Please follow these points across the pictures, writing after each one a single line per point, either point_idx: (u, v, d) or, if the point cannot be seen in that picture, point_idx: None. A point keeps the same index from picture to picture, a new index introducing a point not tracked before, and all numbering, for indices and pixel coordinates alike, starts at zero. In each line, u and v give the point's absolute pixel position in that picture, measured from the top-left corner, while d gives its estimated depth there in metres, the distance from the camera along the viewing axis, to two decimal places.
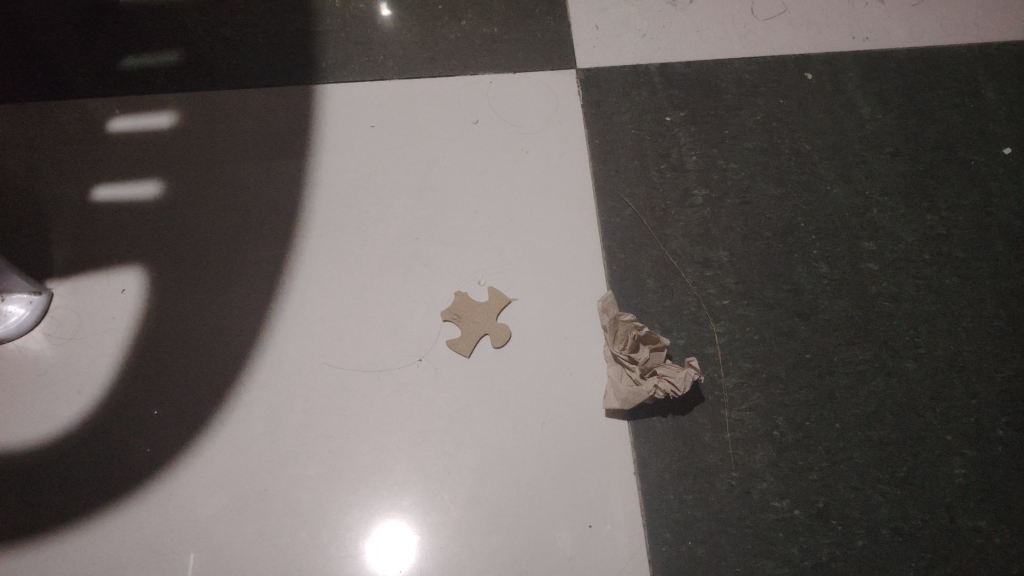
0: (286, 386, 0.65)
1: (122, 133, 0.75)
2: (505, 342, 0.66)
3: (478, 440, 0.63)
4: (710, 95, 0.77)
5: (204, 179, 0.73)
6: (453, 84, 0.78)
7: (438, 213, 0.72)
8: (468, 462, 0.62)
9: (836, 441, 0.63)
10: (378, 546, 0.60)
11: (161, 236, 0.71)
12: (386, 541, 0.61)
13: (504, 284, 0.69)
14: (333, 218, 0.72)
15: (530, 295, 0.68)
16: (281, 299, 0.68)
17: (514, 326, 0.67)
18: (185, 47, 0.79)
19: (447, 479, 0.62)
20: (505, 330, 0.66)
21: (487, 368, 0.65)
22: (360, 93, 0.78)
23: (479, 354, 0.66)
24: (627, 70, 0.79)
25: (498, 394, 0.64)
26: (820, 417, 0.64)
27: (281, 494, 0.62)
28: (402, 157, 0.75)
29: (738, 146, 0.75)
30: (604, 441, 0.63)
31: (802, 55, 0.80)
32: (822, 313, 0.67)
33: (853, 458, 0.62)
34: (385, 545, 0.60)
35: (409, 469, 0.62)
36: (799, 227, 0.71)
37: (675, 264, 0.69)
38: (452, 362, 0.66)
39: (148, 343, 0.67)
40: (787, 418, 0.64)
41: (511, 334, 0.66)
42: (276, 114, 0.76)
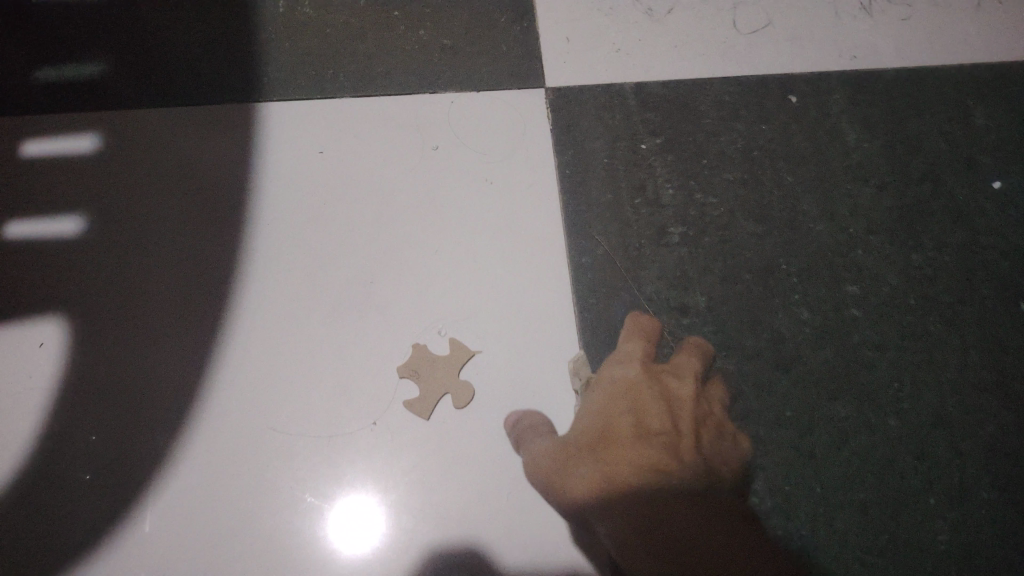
0: (227, 453, 0.59)
1: (39, 159, 0.67)
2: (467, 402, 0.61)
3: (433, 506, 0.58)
4: (688, 119, 0.72)
5: (134, 213, 0.66)
6: (411, 104, 0.72)
7: (394, 254, 0.66)
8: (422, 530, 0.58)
9: (817, 506, 0.59)
10: (349, 519, 0.58)
11: (86, 279, 0.64)
12: (349, 515, 0.58)
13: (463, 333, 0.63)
14: (278, 258, 0.65)
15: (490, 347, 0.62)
16: (221, 352, 0.62)
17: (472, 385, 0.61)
18: (110, 57, 0.71)
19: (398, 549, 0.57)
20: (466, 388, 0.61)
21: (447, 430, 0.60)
22: (308, 112, 0.70)
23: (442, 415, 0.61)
24: (600, 90, 0.73)
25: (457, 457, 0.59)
26: (801, 479, 0.60)
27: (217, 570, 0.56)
28: (355, 188, 0.68)
29: (717, 177, 0.70)
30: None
31: (784, 76, 0.75)
32: (804, 364, 0.63)
33: (835, 525, 0.58)
34: (353, 511, 0.58)
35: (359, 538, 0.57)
36: (781, 268, 0.66)
37: (650, 310, 0.64)
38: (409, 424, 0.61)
39: (70, 402, 0.60)
40: (767, 482, 0.59)
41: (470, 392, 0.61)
42: (213, 138, 0.69)
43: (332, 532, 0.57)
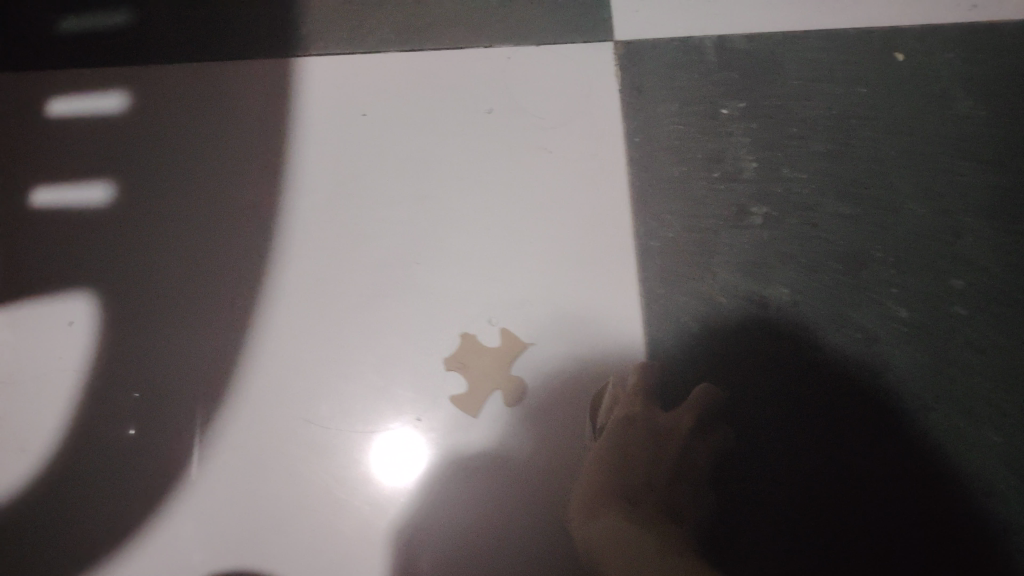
0: (259, 446, 0.55)
1: (67, 120, 0.63)
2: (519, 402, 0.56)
3: (481, 511, 0.53)
4: (775, 80, 0.63)
5: (164, 180, 0.62)
6: (461, 59, 0.64)
7: (441, 231, 0.60)
8: (467, 535, 0.52)
9: (897, 525, 0.50)
10: (392, 452, 0.55)
11: (113, 253, 0.60)
12: (391, 449, 0.55)
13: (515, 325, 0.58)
14: (316, 234, 0.60)
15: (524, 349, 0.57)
16: (254, 335, 0.58)
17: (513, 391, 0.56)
18: (137, 5, 0.66)
19: (440, 554, 0.52)
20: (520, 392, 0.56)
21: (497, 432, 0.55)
22: (349, 68, 0.64)
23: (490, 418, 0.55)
24: (674, 44, 0.65)
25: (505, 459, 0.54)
26: (879, 495, 0.51)
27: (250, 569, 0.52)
28: (399, 157, 0.62)
29: (806, 149, 0.61)
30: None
31: (889, 29, 0.65)
32: (892, 367, 0.55)
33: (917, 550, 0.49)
34: (393, 462, 0.55)
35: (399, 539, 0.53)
36: (873, 257, 0.58)
37: (723, 303, 0.57)
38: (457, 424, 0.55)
39: (98, 385, 0.57)
40: (837, 493, 0.51)
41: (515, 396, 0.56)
42: (248, 98, 0.64)
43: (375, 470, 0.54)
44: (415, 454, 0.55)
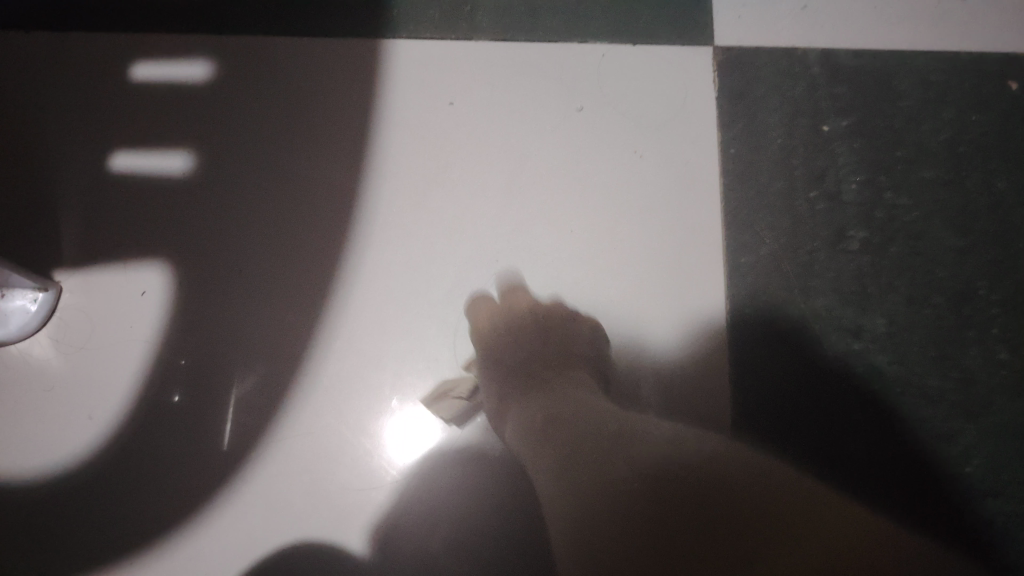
0: (329, 434, 0.54)
1: (154, 86, 0.61)
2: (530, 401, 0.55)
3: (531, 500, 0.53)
4: (883, 98, 0.61)
5: (245, 154, 0.60)
6: (556, 52, 0.62)
7: (525, 228, 0.58)
8: (499, 512, 0.53)
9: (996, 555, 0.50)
10: (401, 427, 0.54)
11: (189, 225, 0.58)
12: (403, 430, 0.54)
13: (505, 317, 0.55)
14: (397, 222, 0.58)
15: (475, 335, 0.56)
16: (327, 321, 0.56)
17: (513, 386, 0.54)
18: None
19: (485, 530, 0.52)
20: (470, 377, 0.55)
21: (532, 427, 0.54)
22: (438, 53, 0.62)
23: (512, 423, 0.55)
24: (779, 54, 0.62)
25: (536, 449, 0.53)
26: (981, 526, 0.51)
27: (302, 547, 0.52)
28: (486, 148, 0.60)
29: (914, 174, 0.59)
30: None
31: (1008, 55, 0.62)
32: (994, 415, 0.53)
33: None
34: (405, 437, 0.54)
35: (424, 506, 0.53)
36: (979, 295, 0.56)
37: (818, 328, 0.55)
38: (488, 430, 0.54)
39: (166, 357, 0.55)
40: (934, 520, 0.51)
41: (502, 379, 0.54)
42: (334, 77, 0.62)
43: (388, 442, 0.54)
44: (422, 432, 0.54)
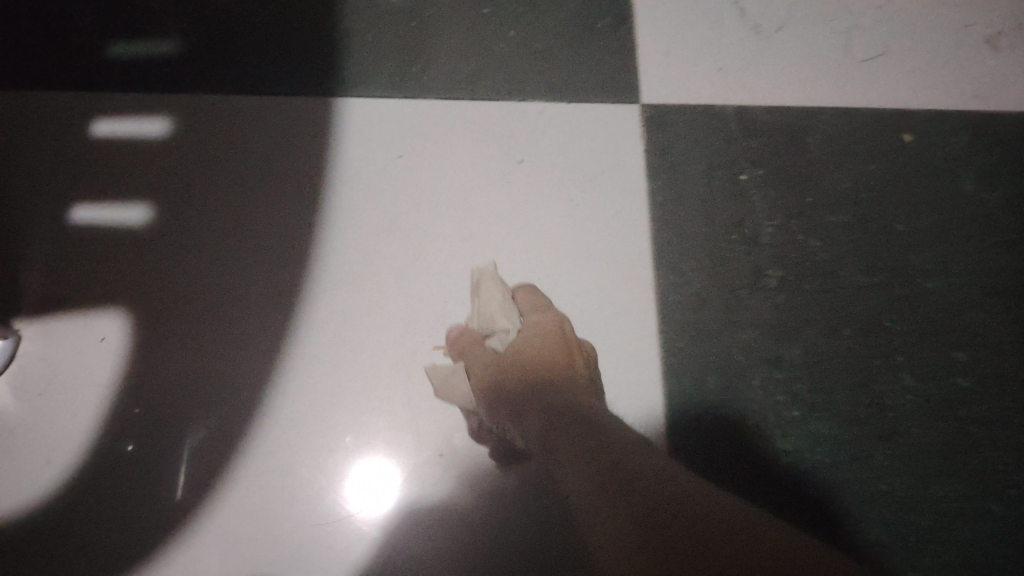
0: (285, 473, 0.56)
1: (111, 142, 0.64)
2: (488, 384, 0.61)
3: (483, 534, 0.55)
4: (793, 150, 0.67)
5: (202, 205, 0.63)
6: (498, 110, 0.67)
7: (471, 273, 0.62)
8: (453, 548, 0.55)
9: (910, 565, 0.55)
10: (363, 473, 0.57)
11: (147, 273, 0.61)
12: (366, 474, 0.57)
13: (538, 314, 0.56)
14: (350, 268, 0.62)
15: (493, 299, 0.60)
16: (283, 364, 0.59)
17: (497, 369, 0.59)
18: (186, 36, 0.68)
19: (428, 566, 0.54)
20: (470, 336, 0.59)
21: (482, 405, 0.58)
22: (387, 111, 0.66)
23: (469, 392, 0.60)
24: (700, 111, 0.68)
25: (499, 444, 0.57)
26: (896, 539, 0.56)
27: None
28: (434, 197, 0.64)
29: (823, 219, 0.65)
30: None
31: (902, 110, 0.69)
32: (905, 437, 0.58)
33: None
34: (368, 481, 0.56)
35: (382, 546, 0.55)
36: (886, 327, 0.61)
37: (742, 360, 0.60)
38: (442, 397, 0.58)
39: (125, 404, 0.57)
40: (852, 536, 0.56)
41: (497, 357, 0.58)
42: (289, 133, 0.66)
43: (351, 484, 0.56)
44: (384, 477, 0.56)
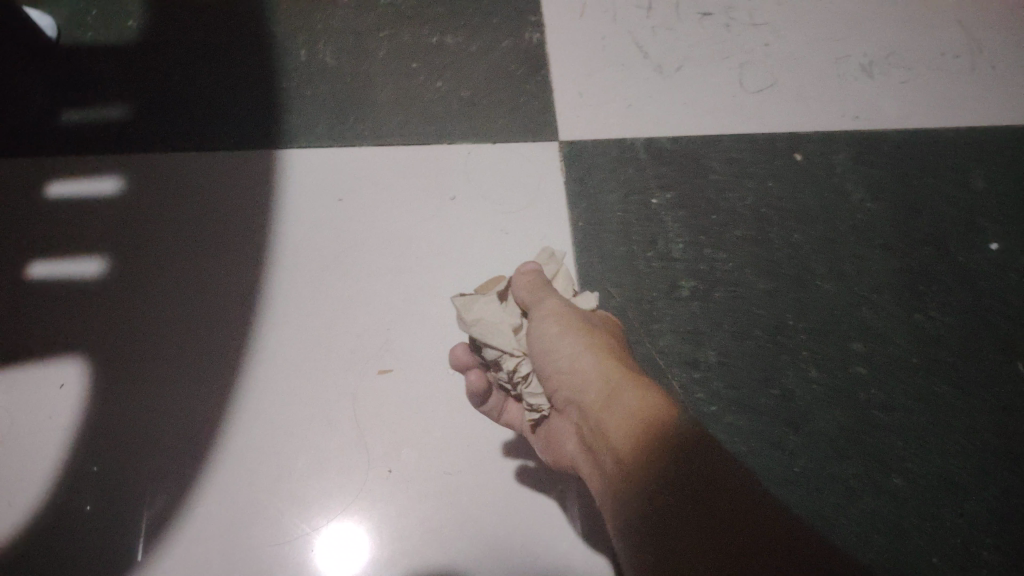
0: (240, 499, 0.59)
1: (64, 200, 0.68)
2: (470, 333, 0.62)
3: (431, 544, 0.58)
4: (698, 175, 0.74)
5: (154, 255, 0.67)
6: (429, 153, 0.73)
7: (411, 301, 0.67)
8: (402, 561, 0.58)
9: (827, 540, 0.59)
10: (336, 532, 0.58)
11: (104, 321, 0.64)
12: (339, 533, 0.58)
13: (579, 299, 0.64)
14: (298, 304, 0.66)
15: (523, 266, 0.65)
16: (237, 397, 0.62)
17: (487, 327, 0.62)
18: (133, 100, 0.73)
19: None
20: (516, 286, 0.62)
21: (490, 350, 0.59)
22: (326, 159, 0.72)
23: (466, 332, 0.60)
24: (613, 144, 0.75)
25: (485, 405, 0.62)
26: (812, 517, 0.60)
27: None
28: (373, 235, 0.70)
29: (727, 234, 0.71)
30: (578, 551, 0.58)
31: (793, 134, 0.77)
32: (812, 424, 0.63)
33: None
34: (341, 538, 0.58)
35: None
36: (789, 327, 0.68)
37: (662, 364, 0.65)
38: (478, 322, 0.58)
39: (83, 444, 0.60)
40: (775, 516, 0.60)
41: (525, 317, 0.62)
42: (235, 184, 0.70)
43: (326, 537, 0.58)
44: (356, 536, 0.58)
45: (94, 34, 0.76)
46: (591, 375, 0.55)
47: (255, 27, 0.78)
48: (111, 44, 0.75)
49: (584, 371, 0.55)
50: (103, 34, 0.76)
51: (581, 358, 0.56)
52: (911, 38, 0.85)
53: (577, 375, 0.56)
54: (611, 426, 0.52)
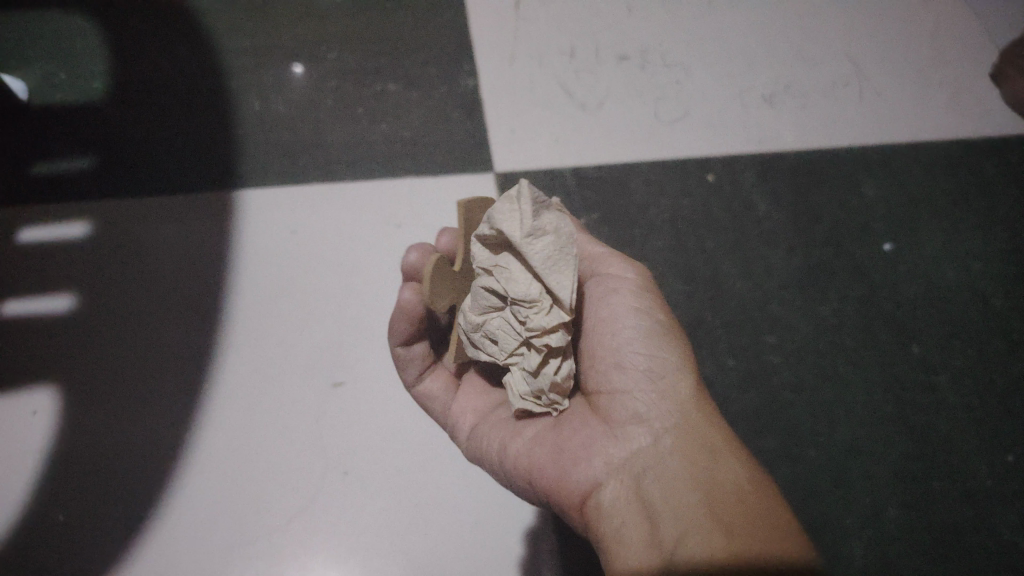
0: (207, 505, 0.65)
1: (34, 245, 0.74)
2: (481, 235, 0.55)
3: (391, 534, 0.65)
4: (621, 196, 0.82)
5: (124, 292, 0.74)
6: (375, 187, 0.80)
7: (361, 320, 0.74)
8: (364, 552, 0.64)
9: None
10: None
11: (76, 353, 0.70)
12: None
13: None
14: (256, 327, 0.72)
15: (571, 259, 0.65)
16: (202, 414, 0.68)
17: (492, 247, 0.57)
18: (99, 152, 0.79)
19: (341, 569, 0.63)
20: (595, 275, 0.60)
21: (521, 282, 0.53)
22: (279, 197, 0.78)
23: (488, 227, 0.54)
24: (543, 171, 0.82)
25: (412, 387, 0.67)
26: None
27: None
28: (326, 260, 0.76)
29: (648, 244, 0.79)
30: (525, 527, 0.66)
31: (703, 156, 0.86)
32: (732, 406, 0.71)
33: None
34: None
35: None
36: (708, 322, 0.76)
37: None
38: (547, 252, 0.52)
39: (63, 465, 0.66)
40: None
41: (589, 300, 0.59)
42: (196, 222, 0.77)
43: None
44: None
45: (62, 92, 0.82)
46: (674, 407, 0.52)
47: (210, 81, 0.84)
48: (78, 102, 0.82)
49: (680, 407, 0.53)
50: (69, 93, 0.82)
51: (677, 386, 0.53)
52: (808, 70, 0.94)
53: (664, 402, 0.53)
54: (714, 484, 0.48)
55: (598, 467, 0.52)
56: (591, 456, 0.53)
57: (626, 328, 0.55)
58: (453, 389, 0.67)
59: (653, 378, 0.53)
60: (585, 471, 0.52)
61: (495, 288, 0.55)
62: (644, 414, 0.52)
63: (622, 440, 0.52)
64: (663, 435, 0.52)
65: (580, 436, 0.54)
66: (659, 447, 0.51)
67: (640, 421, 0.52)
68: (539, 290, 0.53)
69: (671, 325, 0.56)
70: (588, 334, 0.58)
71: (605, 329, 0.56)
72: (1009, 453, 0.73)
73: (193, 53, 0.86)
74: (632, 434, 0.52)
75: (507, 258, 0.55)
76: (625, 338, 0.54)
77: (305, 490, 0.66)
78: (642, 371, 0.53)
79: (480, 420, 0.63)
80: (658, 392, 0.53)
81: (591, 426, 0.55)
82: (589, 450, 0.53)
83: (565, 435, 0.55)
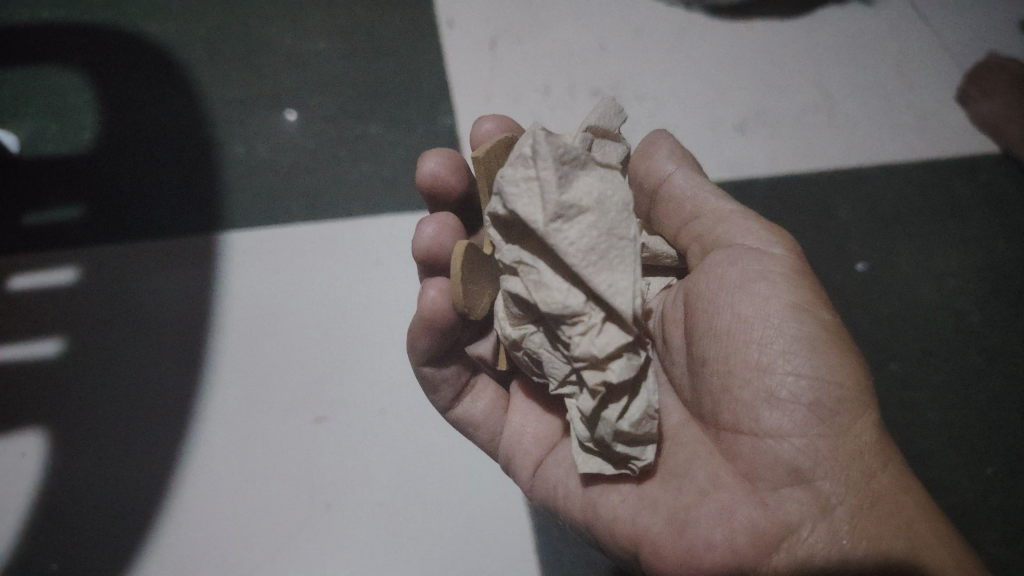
0: (194, 542, 0.66)
1: (25, 292, 0.76)
2: (497, 216, 0.56)
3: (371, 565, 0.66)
4: None
5: (108, 333, 0.75)
6: (359, 224, 0.82)
7: (342, 354, 0.75)
8: None
9: None
10: None
11: (63, 395, 0.72)
12: None
13: (657, 280, 0.65)
14: (240, 365, 0.74)
15: (680, 218, 0.62)
16: (188, 453, 0.70)
17: (509, 231, 0.57)
18: (88, 200, 0.82)
19: None
20: (728, 247, 0.57)
21: (558, 292, 0.53)
22: (263, 238, 0.80)
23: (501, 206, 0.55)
24: None
25: (450, 409, 0.66)
26: None
27: None
28: (307, 298, 0.78)
29: None
30: (508, 549, 0.67)
31: None
32: None
33: None
34: None
35: None
36: None
37: None
38: (581, 246, 0.51)
39: (54, 506, 0.67)
40: None
41: (719, 289, 0.55)
42: (179, 265, 0.78)
43: None
44: None
45: (52, 144, 0.85)
46: (848, 469, 0.51)
47: (196, 129, 0.87)
48: (68, 153, 0.85)
49: (864, 475, 0.51)
50: (59, 144, 0.85)
51: (835, 426, 0.51)
52: (780, 99, 0.96)
53: (836, 460, 0.51)
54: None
55: (739, 536, 0.51)
56: (734, 524, 0.51)
57: (777, 344, 0.52)
58: (501, 408, 0.67)
59: (818, 424, 0.51)
60: (724, 542, 0.51)
61: (523, 292, 0.55)
62: (809, 477, 0.51)
63: (766, 505, 0.52)
64: (839, 511, 0.51)
65: (717, 502, 0.53)
66: (830, 522, 0.50)
67: (802, 484, 0.51)
68: (581, 303, 0.53)
69: (838, 335, 0.53)
70: (722, 339, 0.54)
71: (750, 334, 0.53)
72: (989, 468, 0.74)
73: (177, 102, 0.89)
74: (786, 498, 0.51)
75: (537, 260, 0.55)
76: (781, 360, 0.52)
77: (289, 525, 0.67)
78: (808, 408, 0.51)
79: (545, 456, 0.63)
80: (825, 444, 0.51)
81: (726, 486, 0.53)
82: (732, 520, 0.52)
83: (688, 505, 0.54)
